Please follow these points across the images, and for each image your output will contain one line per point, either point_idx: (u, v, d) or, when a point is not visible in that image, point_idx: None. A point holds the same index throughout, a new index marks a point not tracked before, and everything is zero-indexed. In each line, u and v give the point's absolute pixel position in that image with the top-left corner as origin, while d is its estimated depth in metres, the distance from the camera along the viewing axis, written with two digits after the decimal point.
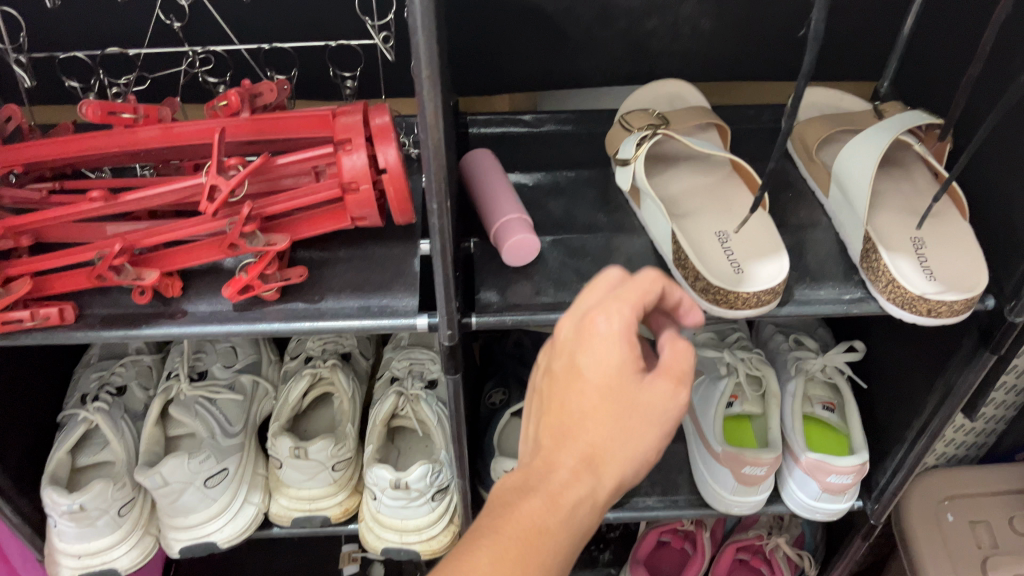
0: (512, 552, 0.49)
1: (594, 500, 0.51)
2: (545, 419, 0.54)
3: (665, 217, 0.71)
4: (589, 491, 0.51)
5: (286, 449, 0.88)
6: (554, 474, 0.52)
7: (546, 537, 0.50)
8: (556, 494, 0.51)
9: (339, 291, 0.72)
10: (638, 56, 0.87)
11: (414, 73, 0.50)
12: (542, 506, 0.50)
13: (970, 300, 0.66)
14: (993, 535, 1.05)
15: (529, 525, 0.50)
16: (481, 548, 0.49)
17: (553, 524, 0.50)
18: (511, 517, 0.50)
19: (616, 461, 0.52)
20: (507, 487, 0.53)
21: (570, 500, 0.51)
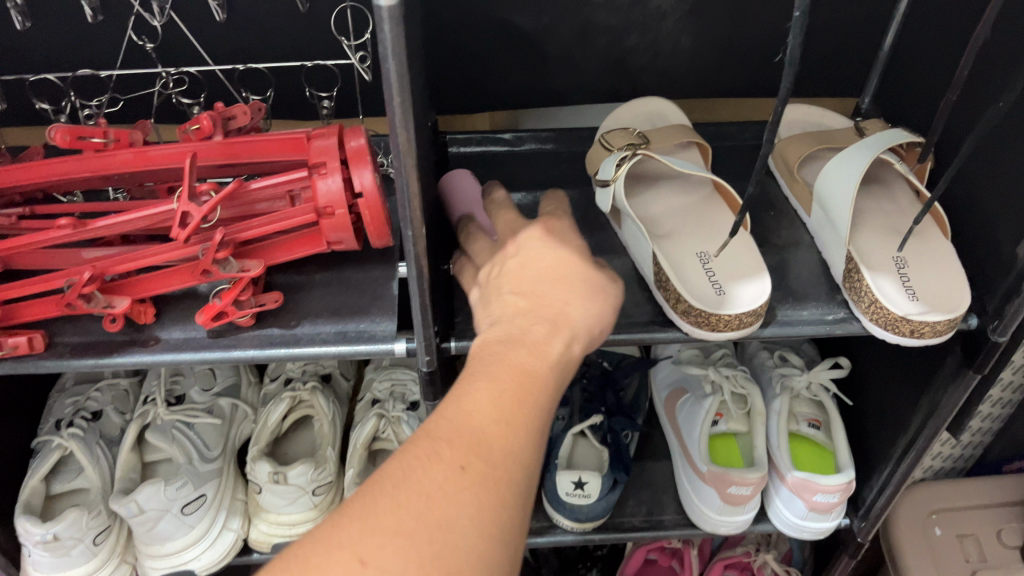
0: (510, 394, 0.46)
1: (568, 356, 0.51)
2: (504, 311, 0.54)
3: (647, 238, 0.70)
4: (566, 347, 0.51)
5: (266, 474, 0.86)
6: (530, 330, 0.51)
7: (537, 379, 0.48)
8: (540, 346, 0.50)
9: (316, 316, 0.71)
10: (618, 75, 0.87)
11: (386, 102, 0.49)
12: (527, 355, 0.49)
13: (953, 320, 0.66)
14: (981, 548, 1.04)
15: (518, 370, 0.48)
16: (479, 392, 0.46)
17: (541, 374, 0.48)
18: (502, 372, 0.47)
19: (578, 327, 0.53)
20: (489, 341, 0.51)
21: (554, 359, 0.50)
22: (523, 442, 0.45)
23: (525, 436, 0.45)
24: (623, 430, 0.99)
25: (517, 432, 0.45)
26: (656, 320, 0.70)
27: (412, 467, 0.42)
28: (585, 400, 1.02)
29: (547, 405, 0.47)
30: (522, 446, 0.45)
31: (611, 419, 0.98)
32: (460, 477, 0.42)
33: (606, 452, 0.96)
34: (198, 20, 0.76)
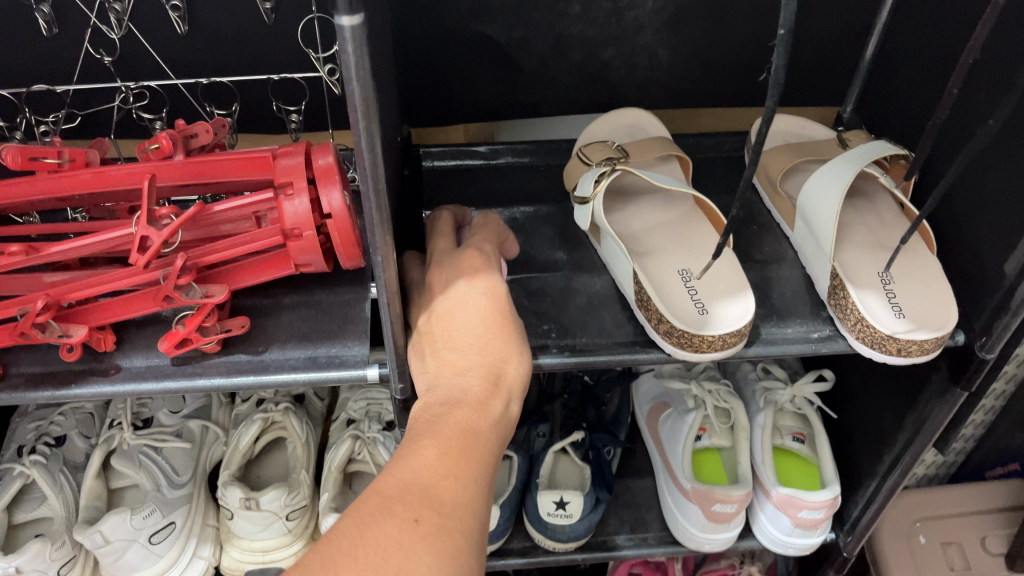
0: (458, 451, 0.47)
1: (505, 420, 0.53)
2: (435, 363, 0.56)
3: (627, 256, 0.68)
4: (504, 408, 0.53)
5: (237, 499, 0.84)
6: (469, 388, 0.53)
7: (480, 435, 0.49)
8: (483, 404, 0.52)
9: (285, 341, 0.68)
10: (596, 87, 0.85)
11: (350, 126, 0.47)
12: (471, 416, 0.50)
13: (940, 338, 0.64)
14: (965, 557, 1.03)
15: (464, 430, 0.49)
16: (426, 451, 0.46)
17: (484, 435, 0.49)
18: (446, 433, 0.48)
19: (512, 386, 0.55)
20: (430, 405, 0.51)
21: (496, 421, 0.51)
22: (472, 494, 0.44)
23: (477, 490, 0.45)
24: (605, 446, 0.96)
25: (470, 485, 0.45)
26: (637, 341, 0.68)
27: (368, 521, 0.40)
28: (565, 416, 1.00)
29: (489, 460, 0.48)
30: (474, 496, 0.44)
31: (593, 436, 0.96)
32: (416, 525, 0.40)
33: (588, 470, 0.94)
34: (159, 34, 0.73)
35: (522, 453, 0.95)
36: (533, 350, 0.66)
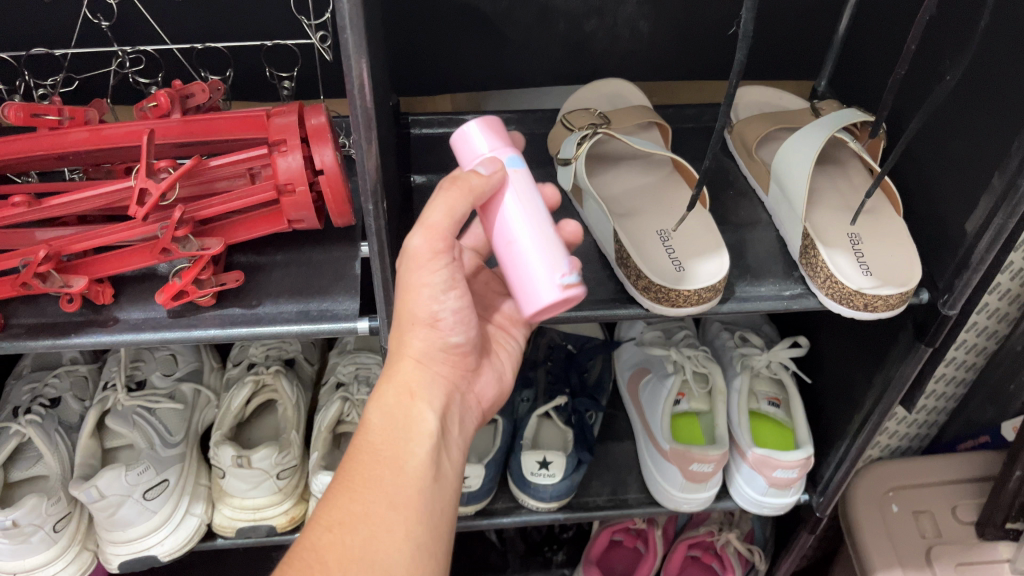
0: (353, 495, 0.55)
1: (422, 414, 0.60)
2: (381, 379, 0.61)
3: (608, 216, 0.71)
4: (415, 408, 0.60)
5: (229, 457, 0.86)
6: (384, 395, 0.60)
7: (386, 455, 0.58)
8: (398, 408, 0.60)
9: (278, 296, 0.70)
10: (578, 57, 0.88)
11: (345, 75, 0.50)
12: (386, 436, 0.58)
13: (904, 294, 0.67)
14: (937, 525, 1.05)
15: (366, 459, 0.57)
16: (330, 505, 0.55)
17: (390, 459, 0.57)
18: (349, 473, 0.56)
19: (409, 369, 0.61)
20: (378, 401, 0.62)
21: (406, 428, 0.59)
22: (368, 534, 0.53)
23: (373, 530, 0.54)
24: (586, 411, 0.99)
25: (366, 529, 0.54)
26: (617, 297, 0.71)
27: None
28: (549, 382, 1.02)
29: (398, 476, 0.57)
30: (369, 534, 0.53)
31: (575, 401, 0.99)
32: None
33: (571, 433, 0.97)
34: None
35: (507, 417, 0.98)
36: None
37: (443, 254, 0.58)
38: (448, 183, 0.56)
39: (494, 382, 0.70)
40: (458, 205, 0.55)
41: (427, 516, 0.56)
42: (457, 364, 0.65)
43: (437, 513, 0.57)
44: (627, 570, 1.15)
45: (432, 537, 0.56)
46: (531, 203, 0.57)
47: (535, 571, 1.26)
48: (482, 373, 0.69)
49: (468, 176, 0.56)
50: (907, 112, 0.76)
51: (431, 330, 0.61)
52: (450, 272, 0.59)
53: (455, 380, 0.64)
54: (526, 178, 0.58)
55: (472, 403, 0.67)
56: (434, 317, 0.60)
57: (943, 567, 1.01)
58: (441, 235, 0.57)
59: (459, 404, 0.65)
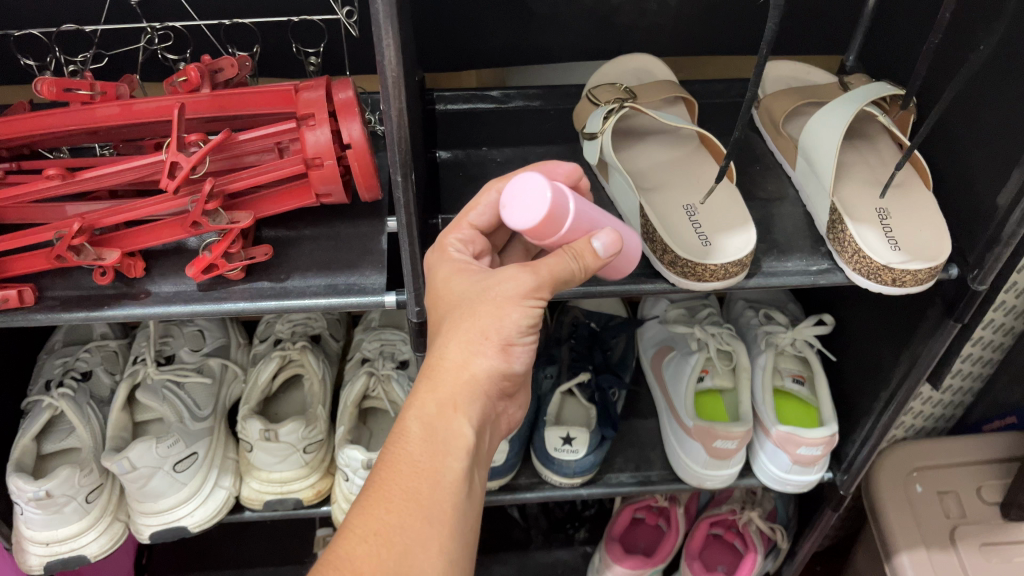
0: (389, 507, 0.51)
1: (464, 427, 0.55)
2: (422, 392, 0.55)
3: (633, 189, 0.71)
4: (459, 426, 0.54)
5: (256, 431, 0.87)
6: (425, 409, 0.55)
7: (424, 467, 0.53)
8: (442, 424, 0.54)
9: (306, 270, 0.71)
10: (604, 32, 0.88)
11: (376, 45, 0.50)
12: (421, 448, 0.53)
13: (934, 269, 0.67)
14: (961, 505, 1.05)
15: (402, 466, 0.53)
16: (364, 513, 0.51)
17: (426, 469, 0.53)
18: (384, 482, 0.52)
19: (459, 381, 0.55)
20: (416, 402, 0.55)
21: (447, 441, 0.54)
22: (405, 550, 0.49)
23: (407, 545, 0.50)
24: (610, 388, 0.99)
25: (400, 542, 0.49)
26: (642, 272, 0.71)
27: None
28: (573, 359, 1.04)
29: (435, 488, 0.52)
30: (403, 547, 0.49)
31: (598, 378, 0.99)
32: None
33: (593, 410, 0.98)
34: None
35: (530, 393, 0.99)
36: None
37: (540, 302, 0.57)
38: (569, 256, 0.56)
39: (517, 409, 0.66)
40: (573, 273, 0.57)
41: (460, 534, 0.52)
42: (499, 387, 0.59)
43: (469, 533, 0.53)
44: (649, 547, 1.16)
45: (465, 552, 0.52)
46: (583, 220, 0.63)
47: (557, 547, 1.28)
48: (514, 401, 0.64)
49: (587, 249, 0.57)
50: (938, 85, 0.75)
51: (504, 356, 0.57)
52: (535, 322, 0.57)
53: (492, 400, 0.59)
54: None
55: (500, 423, 0.62)
56: (509, 343, 0.56)
57: (967, 548, 1.01)
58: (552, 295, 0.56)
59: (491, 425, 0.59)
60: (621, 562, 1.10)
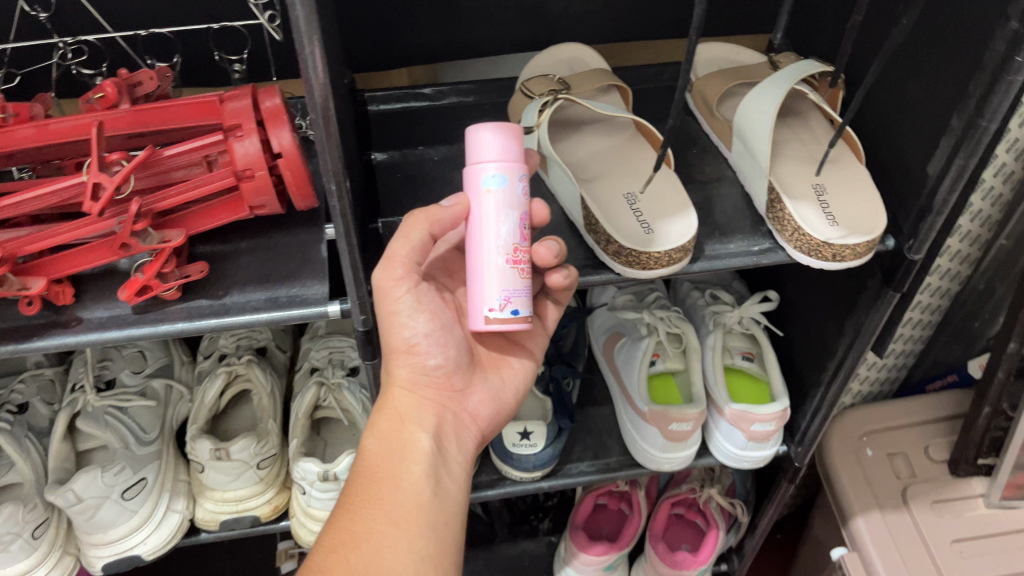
0: (355, 517, 0.60)
1: (415, 436, 0.67)
2: (378, 420, 0.68)
3: (573, 181, 0.71)
4: (411, 438, 0.66)
5: (206, 451, 0.85)
6: (378, 433, 0.67)
7: (386, 476, 0.64)
8: (398, 442, 0.66)
9: (245, 284, 0.69)
10: (533, 22, 0.87)
11: (296, 50, 0.49)
12: (381, 461, 0.65)
13: (871, 242, 0.68)
14: (911, 465, 1.08)
15: (366, 481, 0.64)
16: (336, 523, 0.60)
17: (387, 478, 0.64)
18: (354, 495, 0.62)
19: (401, 396, 0.68)
20: (377, 425, 0.68)
21: (400, 450, 0.65)
22: (377, 537, 0.59)
23: (378, 540, 0.59)
24: (564, 378, 1.00)
25: (370, 540, 0.58)
26: (588, 264, 0.71)
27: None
28: None
29: (397, 490, 0.63)
30: (378, 536, 0.59)
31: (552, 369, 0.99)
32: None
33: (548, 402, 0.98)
34: None
35: None
36: None
37: (407, 279, 0.64)
38: (419, 213, 0.62)
39: (489, 401, 0.74)
40: (416, 233, 0.62)
41: (428, 530, 0.61)
42: (443, 387, 0.70)
43: (438, 525, 0.62)
44: (613, 532, 1.17)
45: (436, 544, 0.61)
46: (507, 228, 0.58)
47: (522, 539, 1.28)
48: (479, 397, 0.73)
49: (437, 209, 0.61)
50: (864, 60, 0.76)
51: (416, 355, 0.68)
52: (414, 295, 0.65)
53: (442, 401, 0.70)
54: (508, 199, 0.58)
55: (468, 423, 0.72)
56: (410, 343, 0.67)
57: (919, 506, 1.03)
58: (399, 263, 0.63)
59: (452, 423, 0.70)
60: (587, 549, 1.11)
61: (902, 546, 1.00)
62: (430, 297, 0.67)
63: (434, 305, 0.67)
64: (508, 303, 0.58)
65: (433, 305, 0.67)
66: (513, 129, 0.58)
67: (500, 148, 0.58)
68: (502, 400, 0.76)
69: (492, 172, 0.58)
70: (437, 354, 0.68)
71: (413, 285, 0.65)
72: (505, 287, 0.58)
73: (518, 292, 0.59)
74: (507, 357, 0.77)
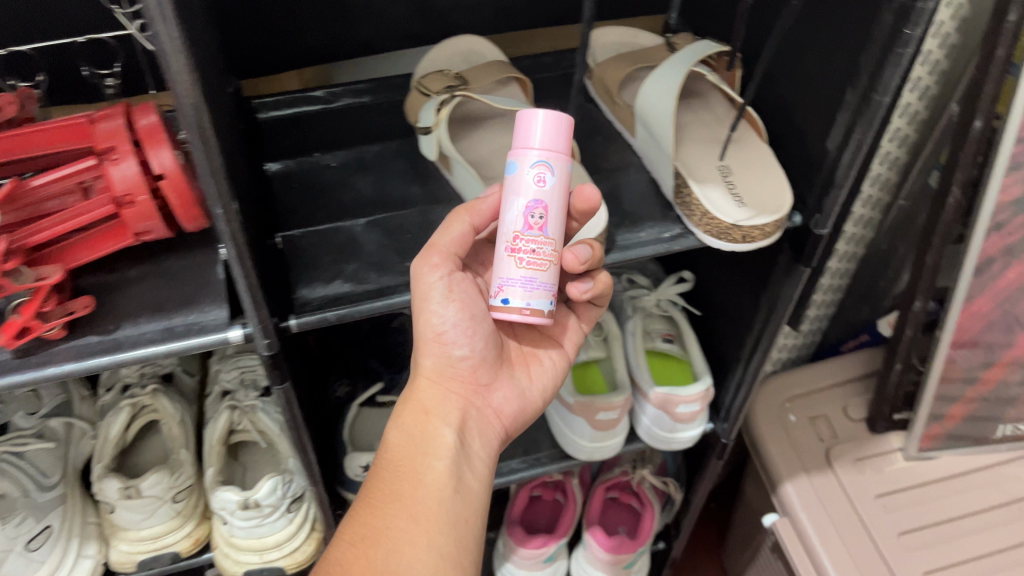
0: (374, 512, 0.57)
1: (439, 430, 0.64)
2: (404, 412, 0.65)
3: (478, 180, 0.69)
4: (435, 432, 0.63)
5: (115, 490, 0.80)
6: (402, 427, 0.64)
7: (408, 471, 0.60)
8: (422, 436, 0.63)
9: (137, 316, 0.65)
10: (424, 16, 0.84)
11: (160, 69, 0.45)
12: (404, 454, 0.62)
13: (779, 221, 0.68)
14: (832, 427, 1.10)
15: (388, 476, 0.60)
16: (355, 521, 0.57)
17: (408, 474, 0.60)
18: (373, 492, 0.59)
19: (426, 389, 0.66)
20: (402, 419, 0.65)
21: (423, 445, 0.62)
22: (397, 533, 0.55)
23: (398, 539, 0.55)
24: None
25: (388, 537, 0.55)
26: None
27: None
28: None
29: (419, 487, 0.59)
30: (397, 533, 0.55)
31: None
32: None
33: None
34: None
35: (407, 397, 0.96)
36: (400, 286, 0.66)
37: (442, 266, 0.63)
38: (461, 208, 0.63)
39: (515, 398, 0.71)
40: (457, 226, 0.63)
41: (450, 527, 0.58)
42: (468, 381, 0.68)
43: (460, 524, 0.59)
44: (551, 522, 1.17)
45: (458, 543, 0.57)
46: (515, 211, 0.57)
47: None
48: (506, 393, 0.70)
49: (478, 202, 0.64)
50: (758, 37, 0.76)
51: (445, 347, 0.65)
52: (448, 283, 0.63)
53: (467, 395, 0.67)
54: (523, 185, 0.56)
55: (494, 420, 0.69)
56: (439, 333, 0.65)
57: (842, 466, 1.06)
58: (436, 250, 0.62)
59: (476, 420, 0.67)
60: (525, 544, 1.10)
61: (830, 506, 1.02)
62: (464, 287, 0.64)
63: (467, 295, 0.64)
64: (501, 291, 0.57)
65: (467, 295, 0.65)
66: (561, 117, 0.56)
67: (546, 135, 0.56)
68: (529, 399, 0.72)
69: (525, 156, 0.56)
70: (467, 344, 0.66)
71: (448, 271, 0.63)
72: (500, 275, 0.57)
73: (515, 282, 0.57)
74: (540, 351, 0.74)
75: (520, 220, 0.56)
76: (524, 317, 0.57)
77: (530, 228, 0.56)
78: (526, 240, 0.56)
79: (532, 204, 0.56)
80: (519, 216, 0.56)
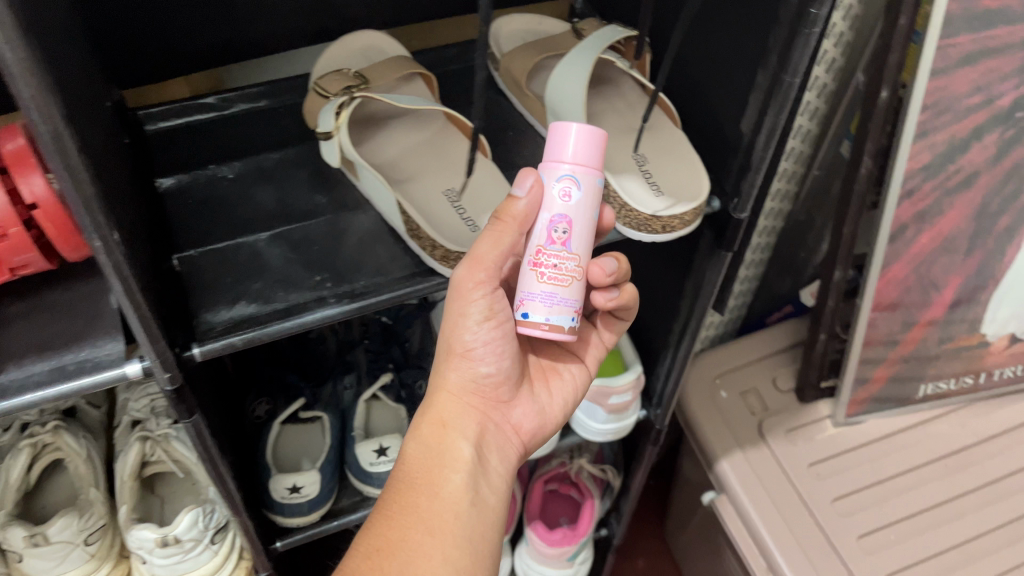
0: (391, 523, 0.57)
1: (457, 444, 0.63)
2: (421, 419, 0.64)
3: (386, 186, 0.66)
4: (454, 446, 0.62)
5: (19, 539, 0.74)
6: (420, 438, 0.63)
7: (426, 483, 0.60)
8: (440, 448, 0.62)
9: (21, 356, 0.59)
10: (318, 12, 0.80)
11: (11, 93, 0.40)
12: (422, 464, 0.61)
13: (698, 208, 0.67)
14: (763, 400, 1.11)
15: (405, 488, 0.60)
16: (369, 532, 0.57)
17: (426, 485, 0.60)
18: (389, 503, 0.59)
19: (448, 400, 0.64)
20: (419, 430, 0.63)
21: (441, 457, 0.62)
22: (411, 549, 0.55)
23: (414, 554, 0.55)
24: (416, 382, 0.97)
25: (405, 551, 0.55)
26: (416, 271, 0.67)
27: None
28: (370, 362, 0.98)
29: (438, 501, 0.59)
30: (412, 548, 0.55)
31: (402, 375, 0.96)
32: None
33: (403, 411, 0.94)
34: None
35: (332, 410, 0.93)
36: (310, 303, 0.63)
37: (484, 286, 0.59)
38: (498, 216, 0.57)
39: (535, 414, 0.70)
40: (505, 239, 0.57)
41: (466, 543, 0.58)
42: (489, 396, 0.66)
43: (475, 540, 0.59)
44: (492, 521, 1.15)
45: (472, 559, 0.57)
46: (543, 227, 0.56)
47: None
48: (526, 407, 0.69)
49: (510, 205, 0.57)
50: (665, 20, 0.74)
51: (471, 362, 0.63)
52: (488, 301, 0.60)
53: (486, 411, 0.66)
54: (548, 199, 0.56)
55: (511, 435, 0.68)
56: (468, 348, 0.63)
57: (775, 438, 1.06)
58: (482, 267, 0.58)
59: (494, 436, 0.66)
60: None
61: (767, 481, 1.02)
62: (503, 304, 0.61)
63: (503, 312, 0.62)
64: (523, 304, 0.57)
65: (504, 316, 0.62)
66: (595, 132, 0.56)
67: (580, 149, 0.56)
68: (548, 413, 0.71)
69: (558, 171, 0.56)
70: (495, 361, 0.64)
71: (490, 290, 0.60)
72: (522, 289, 0.57)
73: (538, 296, 0.56)
74: (559, 365, 0.73)
75: (544, 234, 0.56)
76: (544, 333, 0.57)
77: (554, 243, 0.56)
78: (550, 254, 0.56)
79: (556, 219, 0.56)
80: (543, 230, 0.56)
